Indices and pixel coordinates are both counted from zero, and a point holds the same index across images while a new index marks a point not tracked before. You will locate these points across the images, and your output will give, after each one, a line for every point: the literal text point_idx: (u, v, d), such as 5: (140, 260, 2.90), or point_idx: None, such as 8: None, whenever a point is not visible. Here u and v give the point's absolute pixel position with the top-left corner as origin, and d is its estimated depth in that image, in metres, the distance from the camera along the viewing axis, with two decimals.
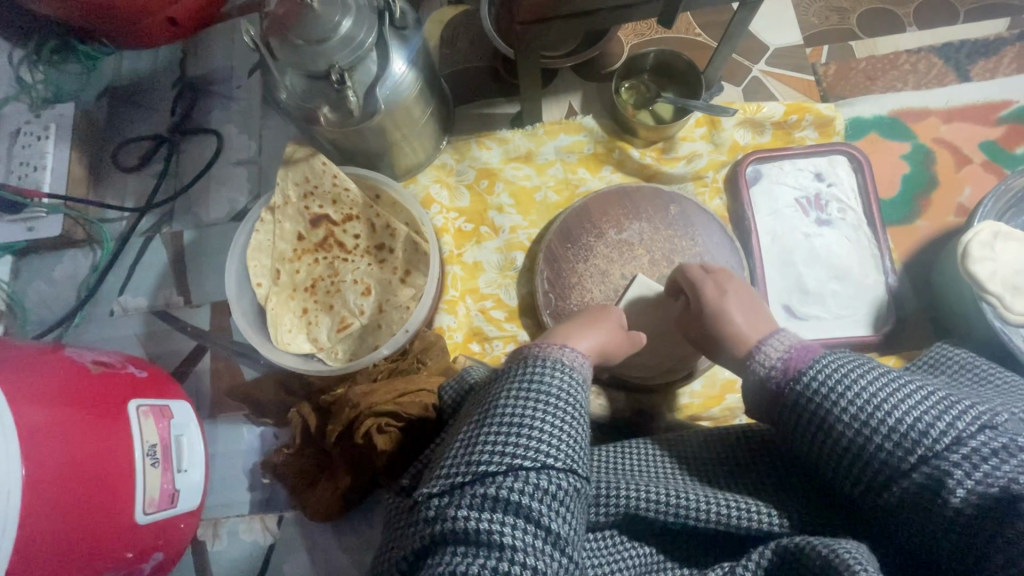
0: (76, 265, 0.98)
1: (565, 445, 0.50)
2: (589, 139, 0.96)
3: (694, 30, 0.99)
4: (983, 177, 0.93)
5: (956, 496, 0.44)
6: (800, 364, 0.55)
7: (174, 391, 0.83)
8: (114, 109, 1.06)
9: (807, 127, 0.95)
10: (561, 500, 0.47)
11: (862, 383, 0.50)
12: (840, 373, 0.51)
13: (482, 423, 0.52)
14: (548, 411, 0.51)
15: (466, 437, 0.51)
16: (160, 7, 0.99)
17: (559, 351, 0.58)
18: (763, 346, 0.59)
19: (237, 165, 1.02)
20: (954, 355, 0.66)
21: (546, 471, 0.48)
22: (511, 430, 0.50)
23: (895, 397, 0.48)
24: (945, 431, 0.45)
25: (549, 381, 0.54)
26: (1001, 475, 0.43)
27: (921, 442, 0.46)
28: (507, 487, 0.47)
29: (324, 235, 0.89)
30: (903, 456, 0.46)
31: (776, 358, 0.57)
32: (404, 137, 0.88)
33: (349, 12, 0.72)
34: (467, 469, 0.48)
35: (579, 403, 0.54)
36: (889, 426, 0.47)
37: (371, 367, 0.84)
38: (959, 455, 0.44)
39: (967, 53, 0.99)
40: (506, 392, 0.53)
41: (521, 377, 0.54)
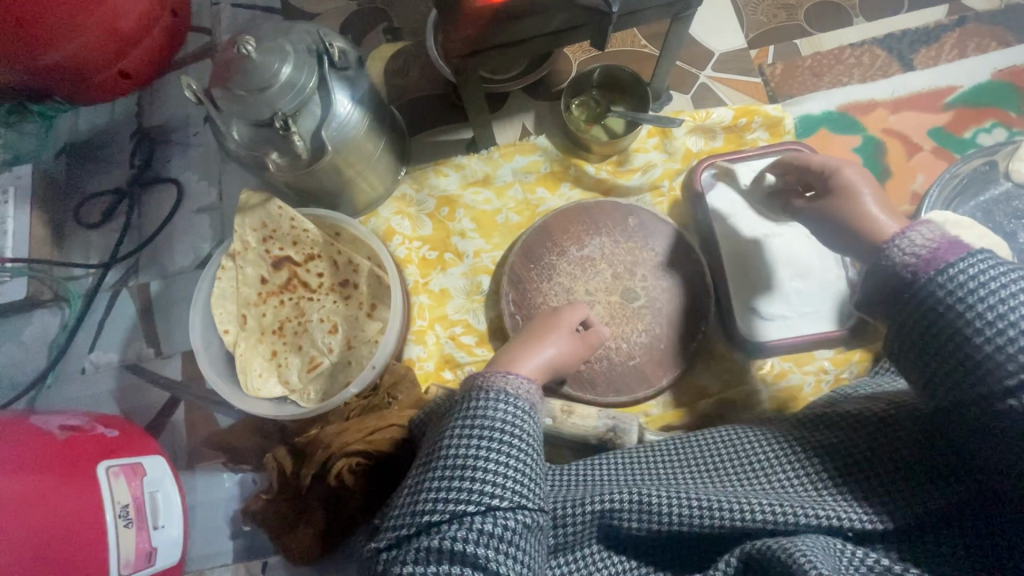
0: (44, 326, 0.98)
1: (507, 484, 0.56)
2: (544, 158, 0.97)
3: (639, 42, 1.00)
4: (934, 164, 0.95)
5: None
6: (948, 256, 0.50)
7: (149, 446, 0.83)
8: (73, 166, 1.06)
9: (757, 129, 0.96)
10: (508, 540, 0.53)
11: (1009, 285, 0.47)
12: (988, 270, 0.48)
13: (428, 468, 0.58)
14: (490, 451, 0.57)
15: (414, 487, 0.58)
16: (113, 61, 0.99)
17: (503, 380, 0.63)
18: (909, 232, 0.54)
19: (199, 212, 1.02)
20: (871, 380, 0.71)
21: (490, 514, 0.54)
22: (452, 477, 0.56)
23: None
24: None
25: (489, 416, 0.60)
26: None
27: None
28: (451, 535, 0.53)
29: (288, 277, 0.89)
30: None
31: (923, 245, 0.52)
32: (359, 173, 0.88)
33: (287, 59, 0.73)
34: (412, 521, 0.55)
35: (528, 430, 0.60)
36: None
37: (343, 405, 0.85)
38: None
39: (909, 43, 1.01)
40: (449, 434, 0.59)
41: (462, 417, 0.61)
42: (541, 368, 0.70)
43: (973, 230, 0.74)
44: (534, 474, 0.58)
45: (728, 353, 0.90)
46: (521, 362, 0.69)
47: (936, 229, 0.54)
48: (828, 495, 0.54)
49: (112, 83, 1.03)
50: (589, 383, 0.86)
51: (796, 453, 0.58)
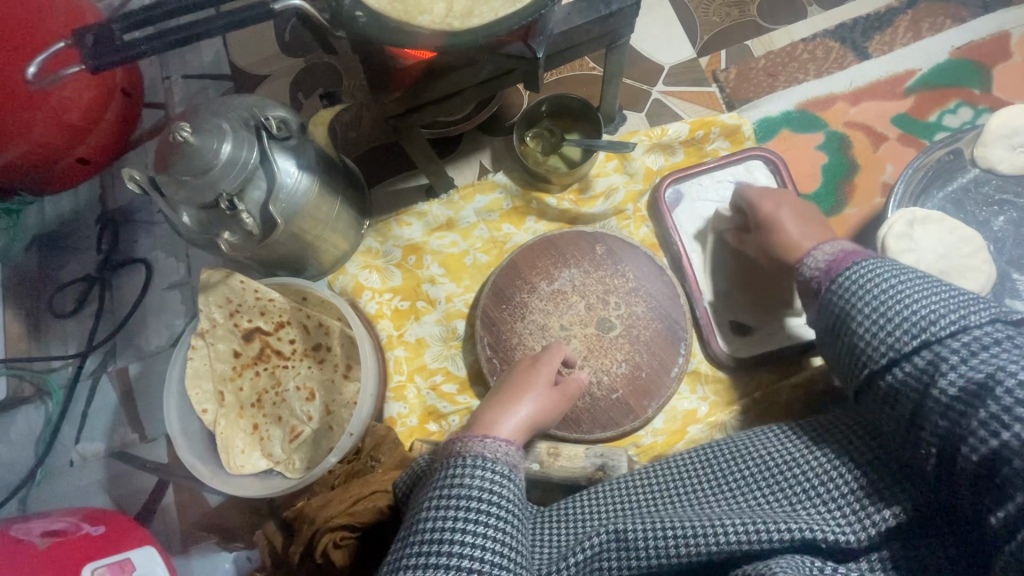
0: (29, 423, 0.97)
1: (489, 555, 0.54)
2: (505, 195, 0.96)
3: (587, 66, 0.99)
4: (901, 152, 0.93)
5: (945, 379, 0.48)
6: (840, 267, 0.62)
7: (140, 538, 0.80)
8: (41, 257, 1.06)
9: (716, 139, 0.95)
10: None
11: (886, 284, 0.57)
12: (872, 275, 0.58)
13: (407, 542, 0.56)
14: (471, 520, 0.55)
15: (394, 559, 0.55)
16: (68, 149, 0.99)
17: (480, 444, 0.60)
18: (814, 252, 0.67)
19: (171, 289, 1.02)
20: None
21: None
22: (433, 549, 0.53)
23: (900, 301, 0.55)
24: (952, 321, 0.51)
25: (469, 481, 0.57)
26: (995, 362, 0.47)
27: (926, 329, 0.52)
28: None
29: (260, 347, 0.88)
30: (906, 342, 0.52)
31: (820, 266, 0.65)
32: (320, 235, 0.88)
33: (226, 136, 0.72)
34: None
35: (506, 494, 0.57)
36: (897, 319, 0.54)
37: (327, 473, 0.83)
38: (958, 343, 0.50)
39: (862, 30, 0.98)
40: (427, 504, 0.57)
41: (442, 481, 0.58)
42: (523, 425, 0.68)
43: (943, 225, 0.72)
44: (517, 539, 0.56)
45: (712, 372, 0.88)
46: (496, 421, 0.67)
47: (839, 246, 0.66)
48: (803, 508, 0.55)
49: (73, 169, 1.03)
50: (575, 421, 0.84)
51: (769, 470, 0.59)
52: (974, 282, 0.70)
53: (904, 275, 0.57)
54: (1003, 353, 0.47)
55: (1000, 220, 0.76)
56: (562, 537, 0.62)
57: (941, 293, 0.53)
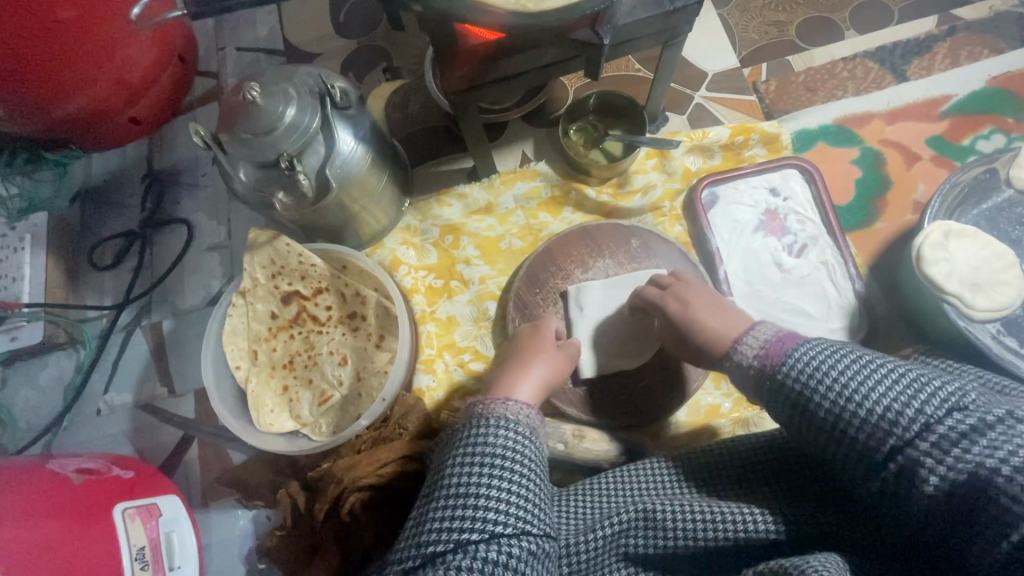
0: (61, 368, 0.99)
1: (513, 510, 0.54)
2: (545, 183, 0.99)
3: (633, 67, 1.03)
4: (934, 172, 0.95)
5: (930, 483, 0.45)
6: (779, 354, 0.57)
7: (166, 487, 0.83)
8: (87, 210, 1.09)
9: (755, 146, 0.97)
10: (518, 568, 0.51)
11: (853, 375, 0.51)
12: (819, 365, 0.53)
13: (431, 500, 0.56)
14: (494, 475, 0.56)
15: (418, 515, 0.57)
16: (121, 111, 1.03)
17: (503, 407, 0.62)
18: (744, 342, 0.62)
19: (210, 250, 1.04)
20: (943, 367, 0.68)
21: (494, 542, 0.52)
22: (460, 501, 0.54)
23: (873, 381, 0.49)
24: (917, 416, 0.46)
25: (493, 440, 0.59)
26: (971, 458, 0.43)
27: (898, 428, 0.47)
28: (455, 565, 0.50)
29: (297, 311, 0.90)
30: (909, 428, 0.46)
31: (755, 352, 0.60)
32: (364, 207, 0.90)
33: (291, 101, 0.75)
34: (418, 552, 0.52)
35: (529, 456, 0.59)
36: (867, 412, 0.49)
37: (354, 438, 0.84)
38: (929, 442, 0.45)
39: (901, 54, 1.02)
40: (451, 462, 0.58)
41: (467, 439, 0.59)
42: (538, 389, 0.71)
43: (977, 240, 0.74)
44: (538, 499, 0.57)
45: None
46: (529, 388, 0.69)
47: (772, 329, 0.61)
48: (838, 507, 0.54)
49: (123, 127, 1.06)
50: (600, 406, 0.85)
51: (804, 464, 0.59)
52: (1003, 297, 0.71)
53: (852, 360, 0.52)
54: (989, 442, 0.43)
55: None
56: (587, 510, 0.64)
57: (895, 375, 0.49)
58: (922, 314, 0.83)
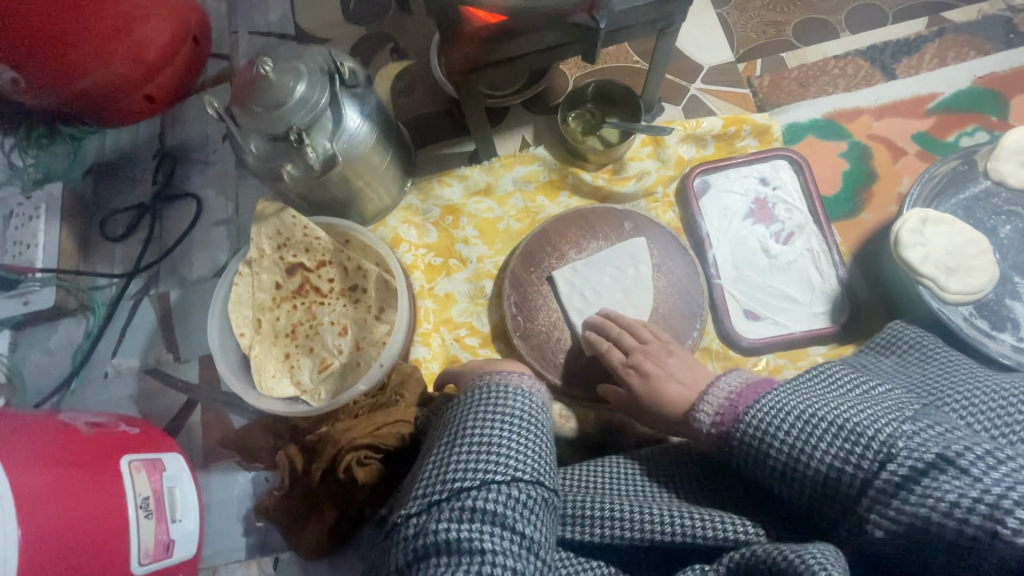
0: (71, 333, 1.03)
1: (530, 461, 0.59)
2: (543, 168, 1.02)
3: (632, 59, 1.06)
4: (918, 167, 0.98)
5: (875, 529, 0.49)
6: (733, 418, 0.59)
7: (170, 447, 0.87)
8: (100, 183, 1.13)
9: (746, 137, 1.01)
10: (531, 508, 0.56)
11: (790, 437, 0.54)
12: (768, 423, 0.56)
13: (455, 445, 0.61)
14: (512, 431, 0.62)
15: (439, 459, 0.61)
16: (139, 85, 1.05)
17: (518, 378, 0.70)
18: (700, 407, 0.64)
19: (218, 225, 1.08)
20: (908, 334, 0.71)
21: (516, 484, 0.56)
22: (483, 448, 0.60)
23: (812, 439, 0.52)
24: (854, 472, 0.49)
25: (514, 402, 0.65)
26: (909, 509, 0.46)
27: (840, 486, 0.50)
28: (482, 498, 0.55)
29: (300, 282, 0.93)
30: (847, 488, 0.50)
31: (713, 417, 0.62)
32: (367, 184, 0.93)
33: (301, 78, 0.79)
34: (444, 487, 0.57)
35: (540, 422, 0.65)
36: (815, 474, 0.52)
37: (352, 403, 0.87)
38: (874, 497, 0.48)
39: (891, 53, 1.05)
40: (474, 416, 0.64)
41: (485, 399, 0.66)
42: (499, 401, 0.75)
43: (953, 227, 0.77)
44: (548, 456, 0.62)
45: (724, 350, 0.91)
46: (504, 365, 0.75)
47: (726, 386, 0.64)
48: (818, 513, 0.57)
49: (140, 106, 1.10)
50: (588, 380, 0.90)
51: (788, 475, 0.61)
52: (976, 281, 0.75)
53: (796, 418, 0.54)
54: (922, 490, 0.45)
55: (1007, 229, 0.81)
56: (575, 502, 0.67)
57: (832, 426, 0.51)
58: (902, 300, 0.86)
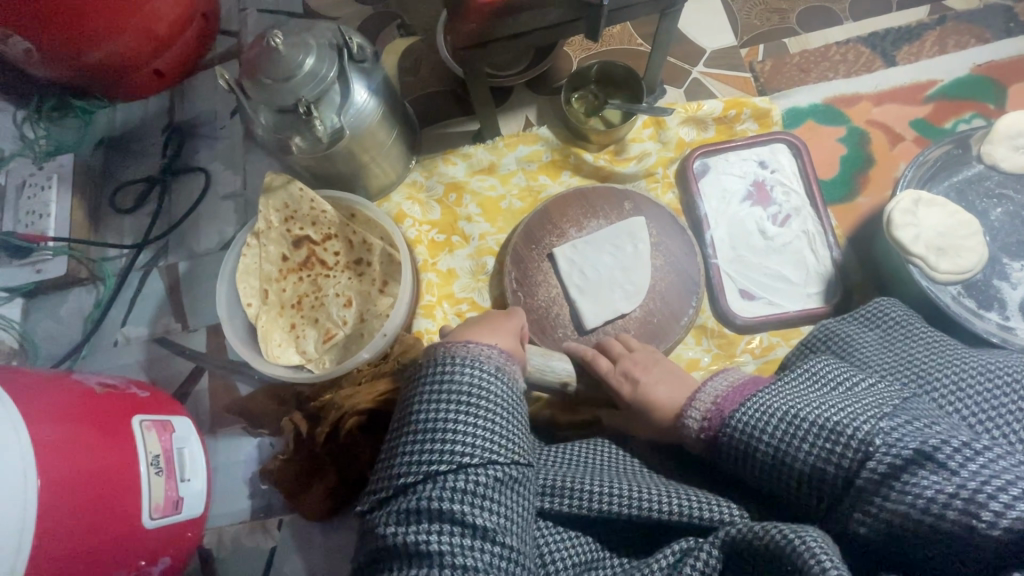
0: (82, 301, 1.06)
1: (478, 444, 0.58)
2: (546, 148, 1.04)
3: (635, 41, 1.08)
4: (915, 153, 1.00)
5: (862, 525, 0.51)
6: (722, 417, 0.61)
7: (178, 410, 0.89)
8: (111, 156, 1.15)
9: (746, 120, 1.02)
10: (483, 494, 0.55)
11: (775, 435, 0.56)
12: (753, 421, 0.58)
13: (401, 436, 0.61)
14: (461, 413, 0.60)
15: (389, 449, 0.61)
16: (145, 61, 1.08)
17: (467, 348, 0.65)
18: (690, 407, 0.65)
19: (226, 199, 1.10)
20: (892, 309, 0.73)
21: (461, 472, 0.56)
22: (427, 437, 0.59)
23: (795, 438, 0.55)
24: (838, 468, 0.52)
25: (461, 379, 0.62)
26: (890, 506, 0.48)
27: (826, 483, 0.53)
28: (426, 495, 0.55)
29: (306, 255, 0.95)
30: (833, 483, 0.52)
31: (700, 420, 0.64)
32: (373, 159, 0.95)
33: (311, 52, 0.81)
34: (390, 483, 0.58)
35: (492, 395, 0.62)
36: (802, 473, 0.54)
37: (355, 371, 0.89)
38: (859, 495, 0.50)
39: (892, 41, 1.06)
40: (420, 400, 0.62)
41: (433, 379, 0.63)
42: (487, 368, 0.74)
43: (945, 208, 0.79)
44: (506, 431, 0.60)
45: (719, 328, 0.94)
46: (496, 332, 0.76)
47: (715, 390, 0.65)
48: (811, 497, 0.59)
49: (149, 82, 1.13)
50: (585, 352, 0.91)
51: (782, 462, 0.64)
52: (967, 260, 0.76)
53: (779, 418, 0.56)
54: (902, 486, 0.48)
55: (998, 212, 0.83)
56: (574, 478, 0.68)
57: (815, 427, 0.54)
58: (895, 281, 0.88)
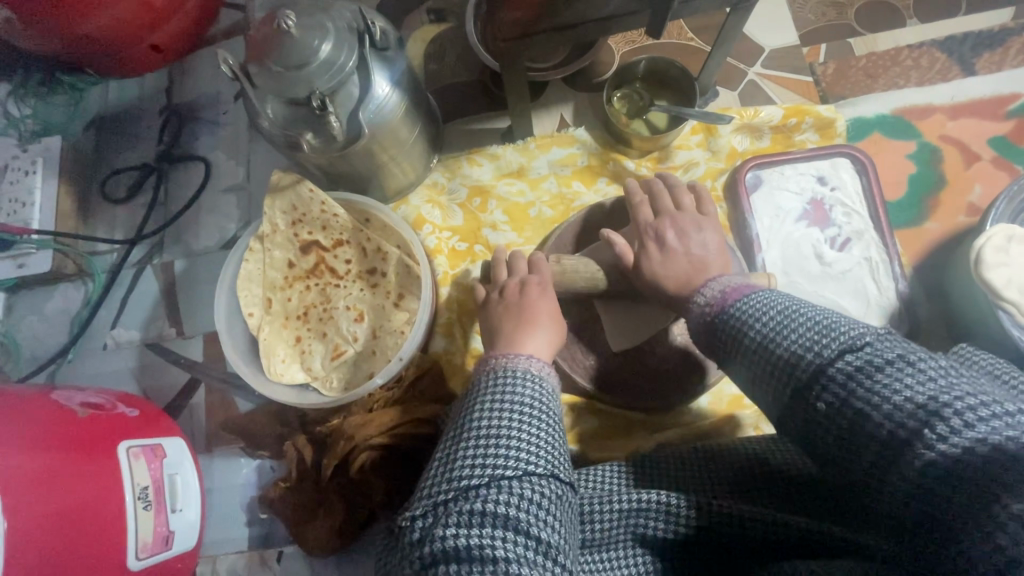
0: (69, 300, 0.97)
1: (541, 456, 0.53)
2: (583, 151, 0.94)
3: (685, 35, 0.97)
4: (993, 175, 0.90)
5: (820, 402, 0.46)
6: (736, 297, 0.58)
7: (171, 429, 0.82)
8: (102, 140, 1.05)
9: (807, 130, 0.92)
10: (546, 506, 0.50)
11: (763, 323, 0.53)
12: (757, 313, 0.54)
13: (457, 443, 0.55)
14: (522, 422, 0.55)
15: (444, 456, 0.55)
16: (142, 34, 0.97)
17: (526, 361, 0.62)
18: (710, 283, 0.63)
19: (228, 192, 1.00)
20: (978, 359, 0.53)
21: (527, 480, 0.51)
22: (487, 445, 0.53)
23: (786, 329, 0.51)
24: (816, 354, 0.47)
25: (522, 392, 0.58)
26: (858, 396, 0.44)
27: (798, 365, 0.49)
28: (491, 499, 0.50)
29: (315, 262, 0.86)
30: (810, 363, 0.48)
31: (714, 296, 0.61)
32: (392, 158, 0.85)
33: (328, 36, 0.71)
34: (449, 487, 0.51)
35: (553, 411, 0.58)
36: (781, 351, 0.50)
37: (366, 396, 0.81)
38: (828, 380, 0.46)
39: (971, 46, 0.96)
40: (478, 407, 0.57)
41: (492, 389, 0.59)
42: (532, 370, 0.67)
43: None
44: (562, 449, 0.56)
45: None
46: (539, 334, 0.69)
47: (735, 279, 0.62)
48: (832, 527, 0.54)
49: (145, 56, 1.02)
50: (620, 384, 0.83)
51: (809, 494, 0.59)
52: None
53: (775, 312, 0.53)
54: (877, 378, 0.43)
55: None
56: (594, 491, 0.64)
57: (812, 321, 0.50)
58: (968, 321, 0.80)
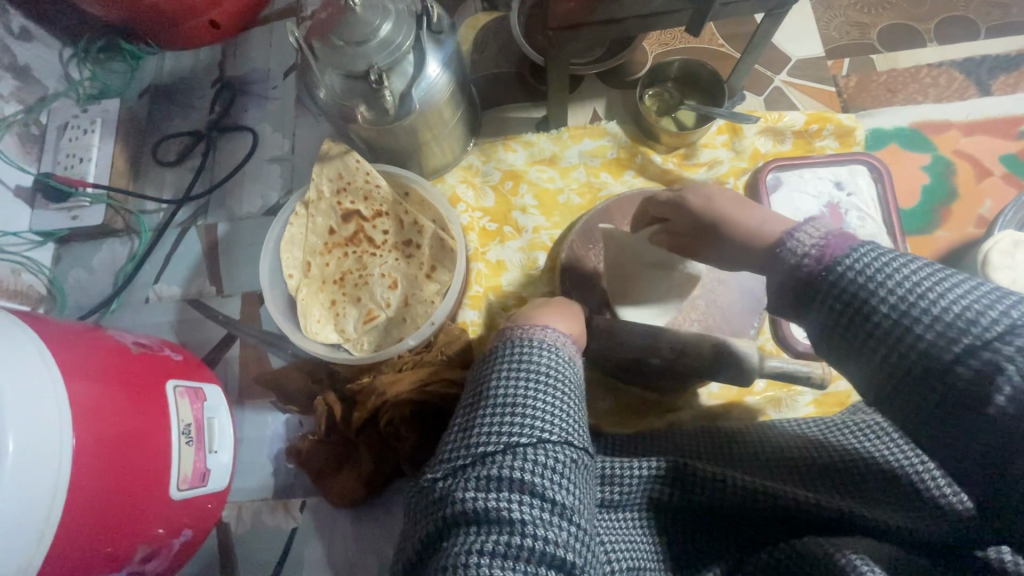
0: (114, 254, 1.02)
1: (555, 421, 0.53)
2: (613, 144, 0.99)
3: (717, 41, 1.03)
4: (1003, 190, 0.94)
5: (1003, 390, 0.38)
6: (839, 250, 0.48)
7: (208, 377, 0.87)
8: (155, 107, 1.10)
9: (828, 137, 0.97)
10: (560, 471, 0.50)
11: (903, 271, 0.44)
12: (881, 263, 0.45)
13: (475, 410, 0.56)
14: (537, 389, 0.56)
15: (462, 424, 0.56)
16: (203, 10, 1.03)
17: (541, 332, 0.62)
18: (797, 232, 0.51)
19: (272, 162, 1.06)
20: None
21: (542, 446, 0.51)
22: (505, 410, 0.54)
23: (942, 285, 0.42)
24: (998, 318, 0.39)
25: (538, 359, 0.59)
26: None
27: (967, 330, 0.40)
28: (506, 466, 0.50)
29: (354, 230, 0.91)
30: (986, 324, 0.39)
31: (811, 247, 0.49)
32: (434, 138, 0.91)
33: (388, 17, 0.76)
34: (466, 452, 0.52)
35: (566, 378, 0.58)
36: (939, 315, 0.41)
37: (396, 357, 0.85)
38: (1014, 347, 0.38)
39: (988, 68, 1.00)
40: (495, 375, 0.58)
41: (509, 358, 0.59)
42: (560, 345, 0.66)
43: None
44: (577, 414, 0.56)
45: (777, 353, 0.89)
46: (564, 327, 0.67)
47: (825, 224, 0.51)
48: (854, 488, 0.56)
49: (202, 31, 1.07)
50: None
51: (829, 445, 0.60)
52: None
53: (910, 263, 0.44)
54: None
55: None
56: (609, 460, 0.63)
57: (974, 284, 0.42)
58: None
